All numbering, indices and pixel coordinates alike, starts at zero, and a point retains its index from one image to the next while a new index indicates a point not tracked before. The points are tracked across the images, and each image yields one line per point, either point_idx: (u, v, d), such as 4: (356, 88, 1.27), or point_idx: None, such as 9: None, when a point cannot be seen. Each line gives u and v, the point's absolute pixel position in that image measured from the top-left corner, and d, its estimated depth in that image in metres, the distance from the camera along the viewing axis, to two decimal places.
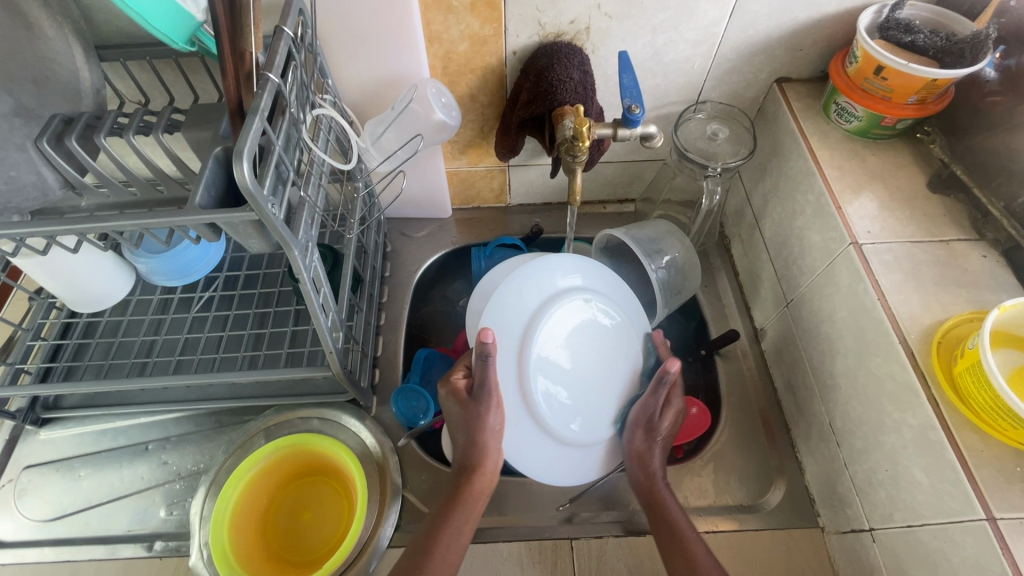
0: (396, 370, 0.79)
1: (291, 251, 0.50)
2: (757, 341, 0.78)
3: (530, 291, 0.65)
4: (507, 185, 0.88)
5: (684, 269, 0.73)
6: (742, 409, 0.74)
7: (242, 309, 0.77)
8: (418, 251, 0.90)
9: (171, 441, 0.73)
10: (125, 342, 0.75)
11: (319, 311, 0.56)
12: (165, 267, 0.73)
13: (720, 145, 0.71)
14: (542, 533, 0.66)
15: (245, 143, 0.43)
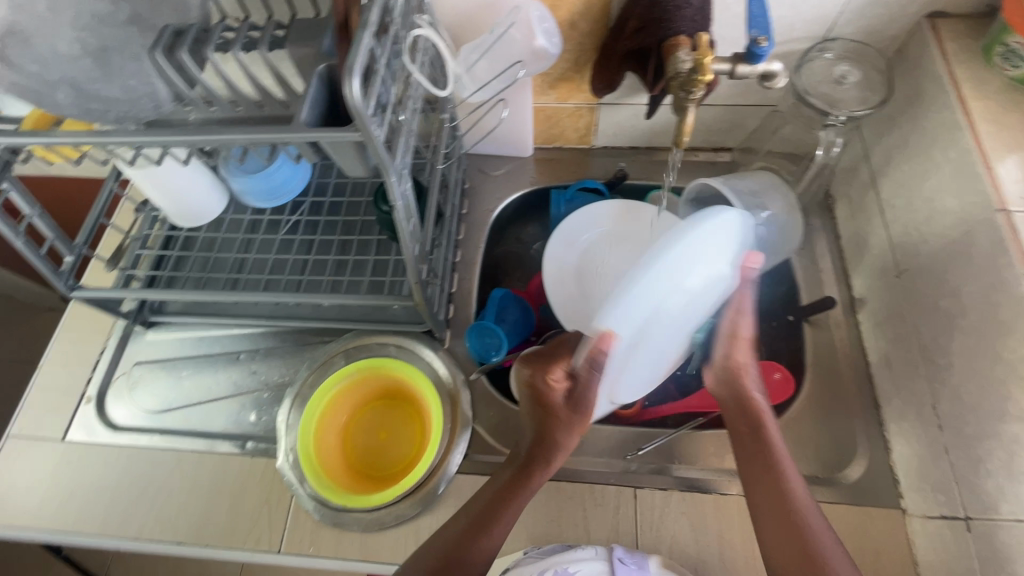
0: (469, 307, 0.79)
1: (388, 176, 0.49)
2: (854, 311, 0.73)
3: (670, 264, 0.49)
4: (594, 125, 0.84)
5: (785, 227, 0.67)
6: (827, 381, 0.70)
7: (327, 235, 0.79)
8: (496, 190, 0.88)
9: (261, 353, 0.79)
10: (219, 258, 0.80)
11: (410, 239, 0.56)
12: (257, 187, 0.76)
13: (848, 91, 0.63)
14: (605, 478, 0.67)
15: (357, 60, 0.42)
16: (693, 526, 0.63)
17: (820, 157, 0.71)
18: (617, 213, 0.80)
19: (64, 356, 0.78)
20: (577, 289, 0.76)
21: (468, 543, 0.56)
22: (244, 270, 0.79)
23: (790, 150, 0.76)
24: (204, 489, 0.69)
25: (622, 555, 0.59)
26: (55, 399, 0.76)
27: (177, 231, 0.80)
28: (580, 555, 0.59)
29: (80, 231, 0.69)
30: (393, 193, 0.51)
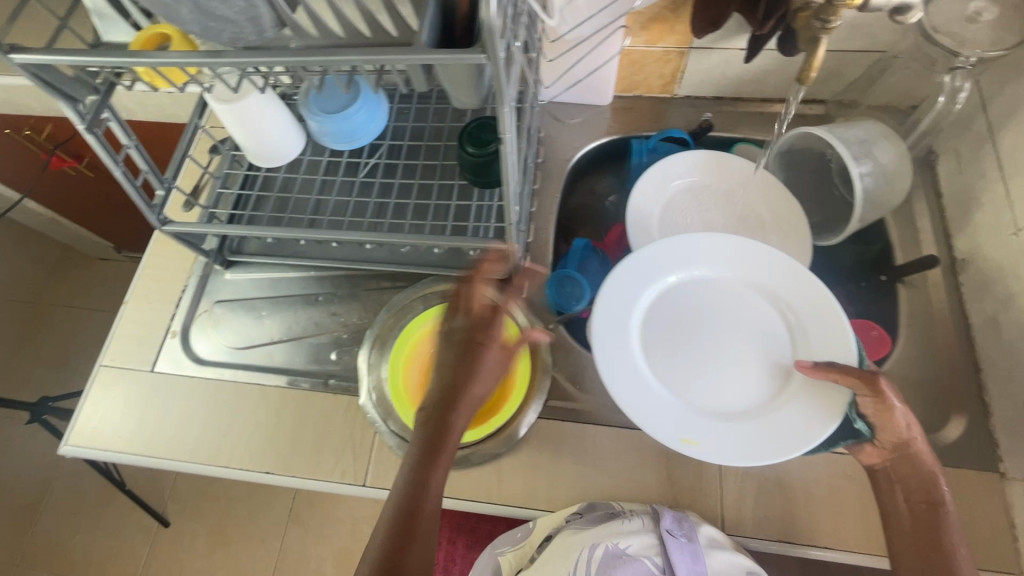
0: (547, 257, 0.78)
1: (503, 106, 0.48)
2: (954, 271, 0.69)
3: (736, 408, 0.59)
4: (680, 72, 0.80)
5: (894, 178, 0.64)
6: (923, 342, 0.68)
7: (406, 180, 0.78)
8: (572, 140, 0.85)
9: (339, 295, 0.80)
10: (298, 200, 0.79)
11: (511, 176, 0.55)
12: (338, 129, 0.75)
13: (980, 30, 0.58)
14: None
15: None
16: (779, 480, 0.63)
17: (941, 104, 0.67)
18: (704, 164, 0.76)
19: (148, 291, 0.80)
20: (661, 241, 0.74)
21: (410, 530, 0.54)
22: (323, 212, 0.79)
23: (887, 102, 0.75)
24: (289, 423, 0.71)
25: (671, 527, 0.59)
26: (143, 332, 0.78)
27: (257, 171, 0.79)
28: (628, 527, 0.60)
29: (170, 166, 0.69)
30: (504, 124, 0.49)
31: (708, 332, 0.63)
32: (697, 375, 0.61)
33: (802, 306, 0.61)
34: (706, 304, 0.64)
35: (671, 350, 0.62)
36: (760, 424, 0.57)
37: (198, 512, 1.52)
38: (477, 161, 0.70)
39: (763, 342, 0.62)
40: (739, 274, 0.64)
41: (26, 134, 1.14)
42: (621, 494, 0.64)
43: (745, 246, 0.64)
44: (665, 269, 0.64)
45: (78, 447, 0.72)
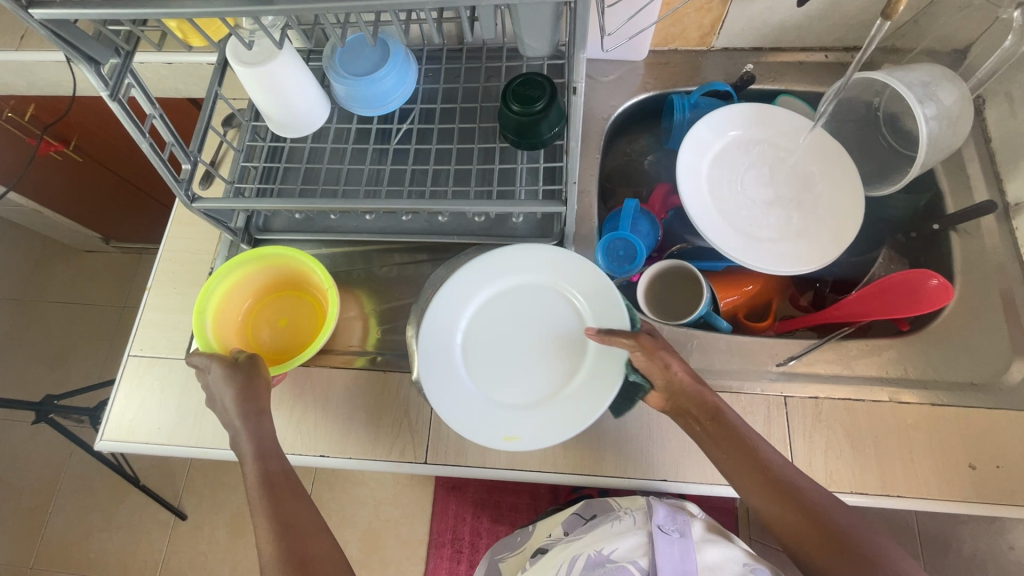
0: (592, 221, 0.76)
1: (581, 50, 0.45)
2: (1007, 217, 0.69)
3: (541, 394, 0.60)
4: (721, 22, 0.77)
5: (955, 120, 0.63)
6: (979, 288, 0.67)
7: (441, 145, 0.74)
8: (608, 99, 0.82)
9: (378, 271, 0.77)
10: (328, 171, 0.75)
11: (576, 130, 0.52)
12: (363, 93, 0.69)
13: None
14: (753, 389, 0.66)
15: None
16: (848, 433, 0.62)
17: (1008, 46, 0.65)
18: (752, 117, 0.74)
19: (174, 276, 0.76)
20: (712, 196, 0.72)
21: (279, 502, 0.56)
22: (356, 182, 0.74)
23: (933, 46, 0.72)
24: (338, 404, 0.68)
25: (664, 523, 0.66)
26: (172, 318, 0.74)
27: (282, 141, 0.75)
28: (620, 529, 0.68)
29: (194, 137, 0.63)
30: (580, 71, 0.46)
31: (516, 335, 0.63)
32: (511, 379, 0.61)
33: (589, 291, 0.62)
34: (509, 309, 0.64)
35: (484, 361, 0.62)
36: (559, 412, 0.59)
37: (215, 504, 1.49)
38: (520, 121, 0.66)
39: (555, 333, 0.63)
40: (526, 274, 0.64)
41: (8, 116, 1.05)
42: (689, 457, 0.64)
43: (528, 249, 0.64)
44: (467, 286, 0.63)
45: (115, 441, 0.69)
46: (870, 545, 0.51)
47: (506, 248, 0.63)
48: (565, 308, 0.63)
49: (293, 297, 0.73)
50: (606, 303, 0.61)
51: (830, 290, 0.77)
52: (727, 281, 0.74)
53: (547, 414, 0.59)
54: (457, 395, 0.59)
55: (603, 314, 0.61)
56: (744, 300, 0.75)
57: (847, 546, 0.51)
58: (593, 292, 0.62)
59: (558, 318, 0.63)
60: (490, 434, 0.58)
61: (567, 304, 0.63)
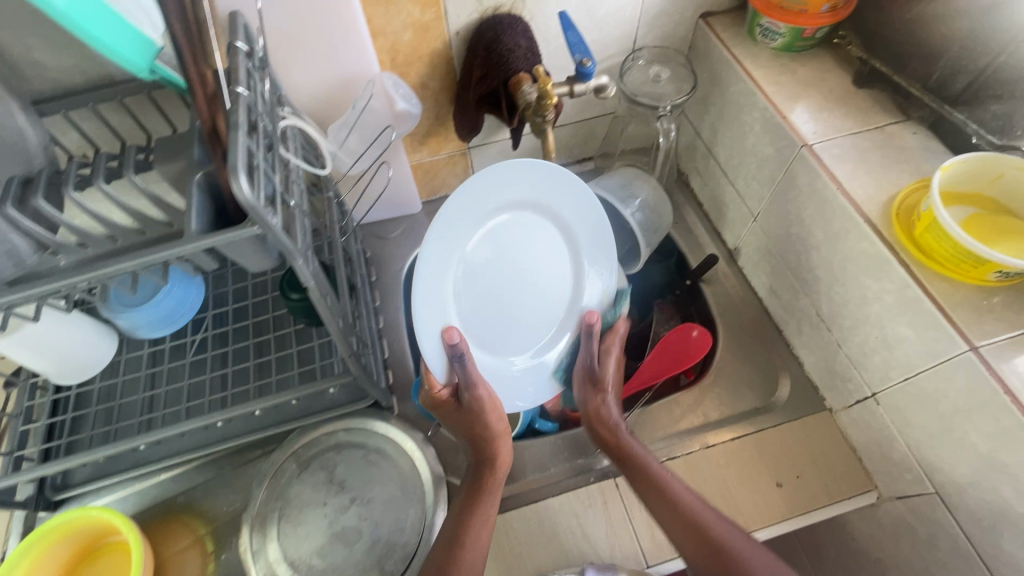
0: (407, 367, 0.80)
1: (295, 260, 0.51)
2: (733, 260, 0.84)
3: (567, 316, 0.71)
4: (471, 168, 0.90)
5: (656, 208, 0.78)
6: (735, 324, 0.80)
7: (239, 344, 0.76)
8: (399, 251, 0.90)
9: (201, 489, 0.72)
10: (125, 404, 0.72)
11: (329, 315, 0.57)
12: (148, 319, 0.71)
13: (665, 85, 0.74)
14: (586, 479, 0.70)
15: (238, 160, 0.43)
16: None
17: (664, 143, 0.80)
18: None
19: None
20: None
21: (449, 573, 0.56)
22: (158, 406, 0.73)
23: (637, 146, 0.87)
24: None
25: None
26: None
27: (68, 389, 0.72)
28: None
29: None
30: (303, 275, 0.52)
31: (512, 281, 0.65)
32: (530, 321, 0.68)
33: (553, 190, 0.64)
34: (490, 250, 0.63)
35: (493, 327, 0.65)
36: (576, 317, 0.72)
37: None
38: (304, 304, 0.71)
39: (543, 249, 0.67)
40: (488, 200, 0.60)
41: None
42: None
43: (482, 177, 0.58)
44: (439, 264, 0.58)
45: None
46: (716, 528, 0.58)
47: (459, 192, 0.56)
48: (539, 214, 0.66)
49: (114, 550, 0.68)
50: (579, 194, 0.65)
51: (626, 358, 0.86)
52: None
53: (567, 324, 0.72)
54: (494, 372, 0.67)
55: (581, 199, 0.66)
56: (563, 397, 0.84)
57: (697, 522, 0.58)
58: (562, 189, 0.64)
59: (542, 237, 0.67)
60: (544, 383, 0.72)
61: (537, 219, 0.66)
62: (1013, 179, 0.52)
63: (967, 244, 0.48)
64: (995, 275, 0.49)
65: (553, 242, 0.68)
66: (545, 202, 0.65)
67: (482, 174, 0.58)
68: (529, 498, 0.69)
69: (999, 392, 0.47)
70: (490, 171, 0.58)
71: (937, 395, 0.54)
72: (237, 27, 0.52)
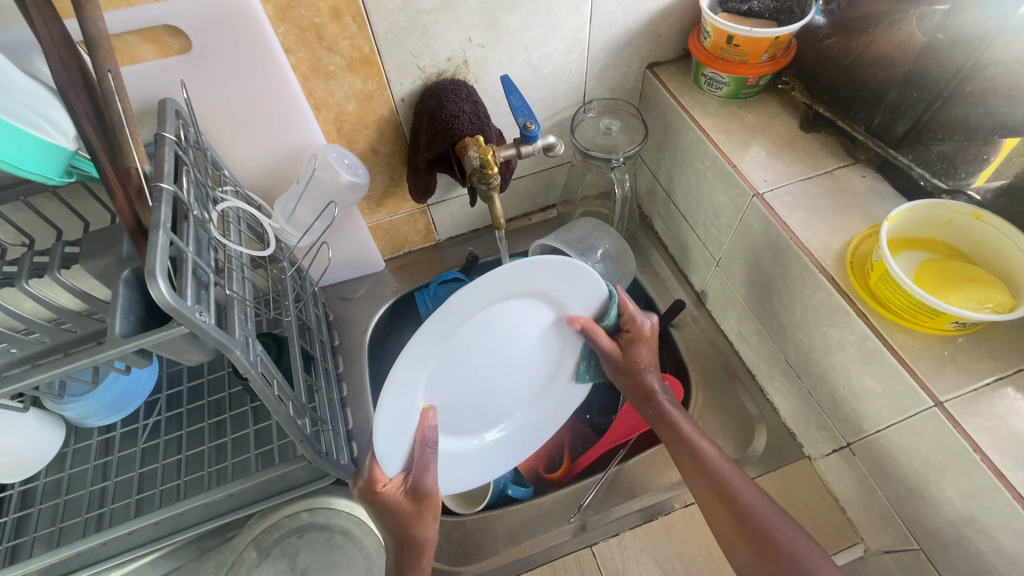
0: (372, 436, 0.77)
1: (232, 352, 0.48)
2: (702, 303, 0.83)
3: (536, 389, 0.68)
4: (432, 224, 0.89)
5: (619, 257, 0.78)
6: (707, 370, 0.78)
7: (194, 425, 0.73)
8: (362, 312, 0.88)
9: None
10: (72, 499, 0.68)
11: (276, 401, 0.55)
12: (98, 405, 0.67)
13: (616, 137, 0.75)
14: (561, 550, 0.67)
15: (156, 261, 0.41)
16: (655, 559, 0.64)
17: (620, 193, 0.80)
18: None
19: None
20: None
21: None
22: (108, 500, 0.69)
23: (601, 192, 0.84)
24: None
25: None
26: None
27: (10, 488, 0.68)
28: None
29: None
30: (242, 366, 0.50)
31: (489, 364, 0.59)
32: (494, 400, 0.64)
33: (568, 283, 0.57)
34: (481, 339, 0.56)
35: (460, 412, 0.61)
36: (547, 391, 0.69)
37: None
38: None
39: (534, 332, 0.61)
40: (490, 298, 0.52)
41: None
42: None
43: (502, 274, 0.50)
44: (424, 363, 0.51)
45: None
46: (747, 494, 0.57)
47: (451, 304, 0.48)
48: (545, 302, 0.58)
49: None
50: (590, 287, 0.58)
51: (597, 411, 0.83)
52: None
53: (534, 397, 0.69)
54: (450, 454, 0.64)
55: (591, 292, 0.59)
56: (536, 456, 0.79)
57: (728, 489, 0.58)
58: (570, 283, 0.57)
59: (534, 321, 0.60)
60: (498, 459, 0.70)
61: (535, 307, 0.58)
62: (961, 224, 0.52)
63: (921, 297, 0.47)
64: (952, 324, 0.48)
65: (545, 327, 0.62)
66: (555, 295, 0.58)
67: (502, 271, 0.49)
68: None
69: (968, 449, 0.46)
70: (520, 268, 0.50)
71: (910, 449, 0.52)
72: (166, 115, 0.51)
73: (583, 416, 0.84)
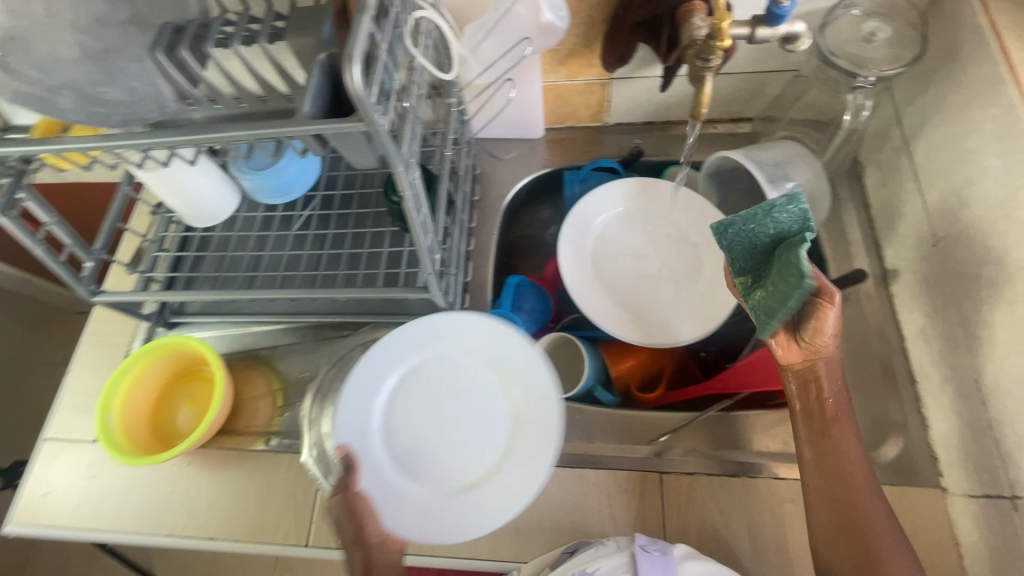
0: (485, 294, 0.78)
1: (396, 166, 0.49)
2: (886, 283, 0.69)
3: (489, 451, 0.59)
4: (606, 102, 0.81)
5: (811, 198, 0.66)
6: (861, 357, 0.68)
7: (339, 230, 0.78)
8: (508, 174, 0.86)
9: (280, 350, 0.79)
10: (235, 257, 0.80)
11: (420, 230, 0.56)
12: (270, 184, 0.74)
13: (877, 50, 0.59)
14: (630, 464, 0.66)
15: (356, 46, 0.40)
16: (723, 512, 0.61)
17: (847, 123, 0.66)
18: (634, 191, 0.78)
19: (93, 359, 0.79)
20: (595, 271, 0.75)
21: None
22: (261, 267, 0.79)
23: (813, 117, 0.71)
24: (232, 480, 0.70)
25: (644, 543, 0.56)
26: (85, 402, 0.76)
27: (192, 231, 0.81)
28: (600, 552, 0.56)
29: (98, 237, 0.69)
30: (401, 183, 0.50)
31: (446, 411, 0.61)
32: (458, 446, 0.59)
33: (530, 400, 0.60)
34: (431, 388, 0.62)
35: (422, 448, 0.59)
36: (484, 497, 0.56)
37: None
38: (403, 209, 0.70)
39: (496, 401, 0.61)
40: (421, 347, 0.63)
41: None
42: (567, 535, 0.63)
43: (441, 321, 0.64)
44: (397, 364, 0.63)
45: (22, 525, 0.70)
46: (866, 505, 0.53)
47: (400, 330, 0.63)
48: (505, 386, 0.61)
49: (204, 379, 0.77)
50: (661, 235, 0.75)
51: (714, 351, 0.78)
52: (621, 351, 0.75)
53: (483, 496, 0.56)
54: (404, 502, 0.57)
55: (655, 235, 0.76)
56: (632, 370, 0.75)
57: (842, 485, 0.54)
58: (490, 334, 0.63)
59: (474, 373, 0.62)
60: (467, 514, 0.56)
61: (493, 361, 0.63)
62: None
63: None
64: None
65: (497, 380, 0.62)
66: (487, 348, 0.63)
67: (476, 317, 0.64)
68: (569, 462, 0.66)
69: None
70: (451, 319, 0.64)
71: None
72: None
73: (698, 352, 0.78)
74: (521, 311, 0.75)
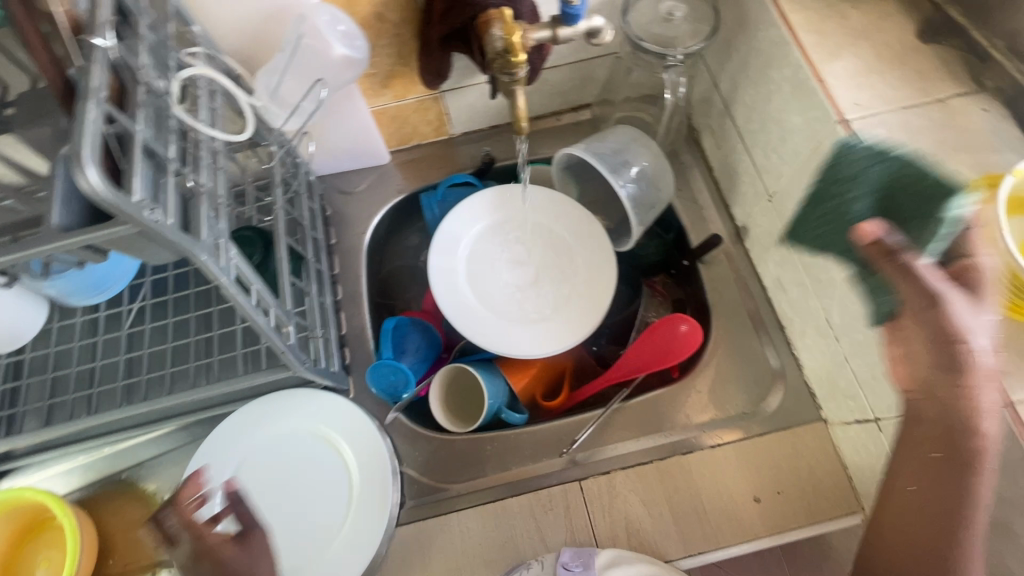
0: (366, 342, 0.73)
1: (198, 258, 0.42)
2: (740, 240, 0.73)
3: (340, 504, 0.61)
4: (445, 114, 0.77)
5: (655, 179, 0.68)
6: (733, 315, 0.71)
7: (181, 315, 0.69)
8: (363, 209, 0.80)
9: (145, 466, 0.69)
10: (60, 376, 0.67)
11: (256, 312, 0.49)
12: (79, 284, 0.62)
13: (678, 27, 0.61)
14: (549, 481, 0.65)
15: (86, 143, 0.33)
16: (645, 502, 0.62)
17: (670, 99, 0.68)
18: (493, 201, 0.75)
19: None
20: (473, 291, 0.73)
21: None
22: (94, 382, 0.67)
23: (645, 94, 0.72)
24: None
25: (567, 561, 0.58)
26: None
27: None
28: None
29: None
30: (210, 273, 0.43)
31: (297, 489, 0.63)
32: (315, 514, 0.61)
33: (365, 463, 0.63)
34: (266, 475, 0.63)
35: (284, 531, 0.61)
36: (341, 550, 0.59)
37: None
38: None
39: (293, 472, 0.63)
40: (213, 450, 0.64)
41: None
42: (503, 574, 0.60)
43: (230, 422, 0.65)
44: (223, 469, 0.63)
45: None
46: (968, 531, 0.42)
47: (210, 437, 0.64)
48: (326, 448, 0.64)
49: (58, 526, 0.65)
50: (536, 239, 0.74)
51: (606, 343, 0.79)
52: (520, 366, 0.73)
53: (350, 546, 0.59)
54: None
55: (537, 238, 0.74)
56: (535, 383, 0.74)
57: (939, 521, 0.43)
58: (261, 413, 0.65)
59: (311, 445, 0.64)
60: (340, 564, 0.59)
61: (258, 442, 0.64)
62: None
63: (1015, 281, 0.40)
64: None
65: (333, 441, 0.64)
66: (270, 428, 0.65)
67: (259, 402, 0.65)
68: (489, 497, 0.64)
69: None
70: (237, 420, 0.65)
71: None
72: None
73: (591, 347, 0.79)
74: (405, 353, 0.72)
